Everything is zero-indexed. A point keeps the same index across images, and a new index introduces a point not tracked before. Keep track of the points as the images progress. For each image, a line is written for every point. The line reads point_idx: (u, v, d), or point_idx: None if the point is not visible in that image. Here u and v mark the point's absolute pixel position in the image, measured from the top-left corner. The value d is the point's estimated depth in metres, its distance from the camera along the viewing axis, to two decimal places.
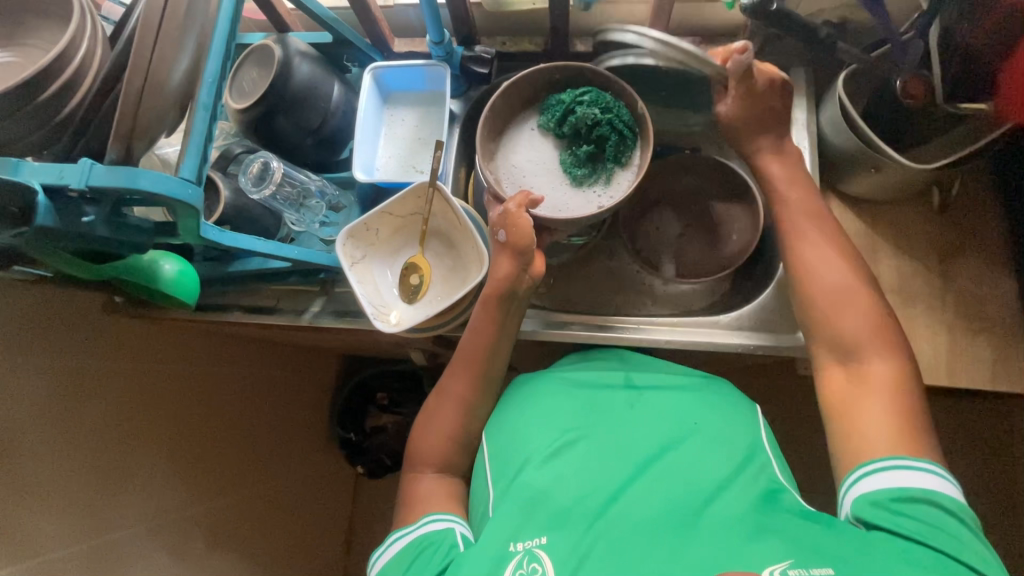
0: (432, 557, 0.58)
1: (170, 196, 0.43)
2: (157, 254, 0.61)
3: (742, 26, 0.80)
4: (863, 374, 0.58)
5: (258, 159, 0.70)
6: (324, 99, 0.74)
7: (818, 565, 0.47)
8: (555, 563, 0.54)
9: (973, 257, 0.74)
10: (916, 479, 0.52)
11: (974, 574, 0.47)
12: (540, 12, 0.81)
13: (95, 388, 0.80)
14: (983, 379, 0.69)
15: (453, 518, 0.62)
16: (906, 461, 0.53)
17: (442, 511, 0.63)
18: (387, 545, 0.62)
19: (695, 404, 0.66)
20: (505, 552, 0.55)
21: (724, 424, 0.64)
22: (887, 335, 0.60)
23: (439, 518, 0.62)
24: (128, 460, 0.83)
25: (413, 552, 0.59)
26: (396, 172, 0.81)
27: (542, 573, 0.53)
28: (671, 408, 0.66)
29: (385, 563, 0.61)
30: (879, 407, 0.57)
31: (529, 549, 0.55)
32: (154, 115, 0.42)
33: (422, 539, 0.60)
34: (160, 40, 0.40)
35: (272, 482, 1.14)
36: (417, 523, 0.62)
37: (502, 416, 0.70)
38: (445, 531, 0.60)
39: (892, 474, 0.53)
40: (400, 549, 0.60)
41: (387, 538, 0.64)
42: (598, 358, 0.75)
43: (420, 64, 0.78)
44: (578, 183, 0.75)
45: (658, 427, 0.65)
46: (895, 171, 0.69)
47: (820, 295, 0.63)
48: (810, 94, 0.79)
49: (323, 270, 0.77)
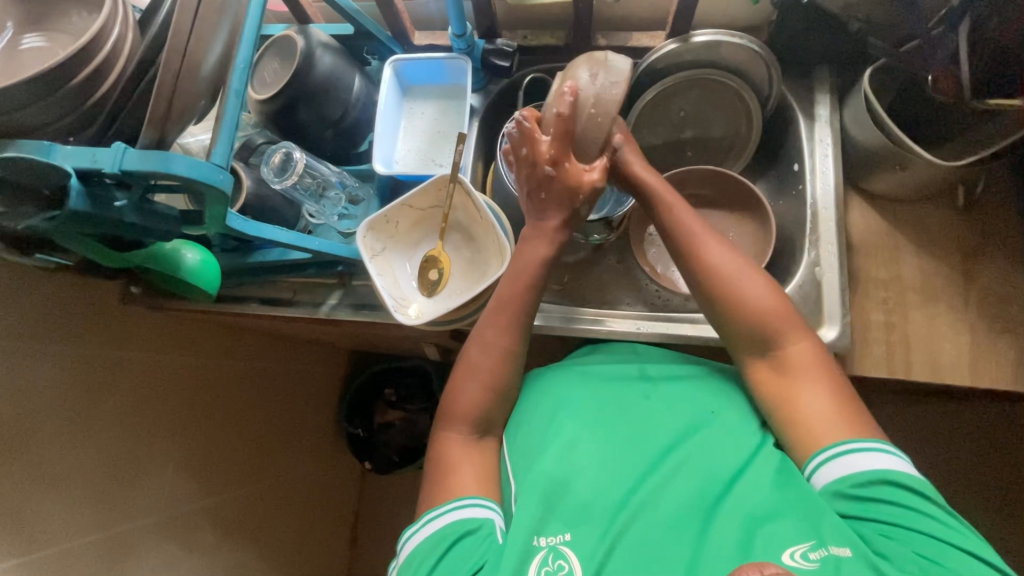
0: (471, 547, 0.54)
1: (202, 182, 0.43)
2: (180, 243, 0.62)
3: (767, 20, 0.79)
4: (796, 369, 0.59)
5: (280, 150, 0.70)
6: (346, 91, 0.74)
7: (837, 544, 0.48)
8: (580, 561, 0.53)
9: (998, 257, 0.73)
10: (874, 461, 0.53)
11: (958, 550, 0.47)
12: (563, 6, 0.81)
13: (109, 380, 0.80)
14: (1006, 381, 0.69)
15: (492, 506, 0.58)
16: (854, 444, 0.54)
17: (482, 496, 0.59)
18: (424, 523, 0.58)
19: (713, 395, 0.66)
20: (529, 548, 0.53)
21: (742, 416, 0.63)
22: (793, 317, 0.62)
23: (480, 505, 0.58)
24: (142, 451, 0.83)
25: (451, 537, 0.55)
26: (415, 164, 0.81)
27: (568, 570, 0.52)
28: (688, 398, 0.66)
29: (419, 541, 0.57)
30: (821, 391, 0.57)
31: (553, 546, 0.54)
32: (188, 98, 0.41)
33: (463, 522, 0.56)
34: (198, 24, 0.40)
35: (282, 475, 1.13)
36: (455, 505, 0.58)
37: (519, 410, 0.68)
38: (486, 522, 0.56)
39: (849, 460, 0.53)
40: (436, 530, 0.56)
41: (422, 514, 0.60)
42: (621, 350, 0.74)
43: (441, 57, 0.78)
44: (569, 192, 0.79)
45: (675, 418, 0.64)
46: (921, 168, 0.68)
47: (729, 294, 0.63)
48: (834, 90, 0.78)
49: (341, 261, 0.77)
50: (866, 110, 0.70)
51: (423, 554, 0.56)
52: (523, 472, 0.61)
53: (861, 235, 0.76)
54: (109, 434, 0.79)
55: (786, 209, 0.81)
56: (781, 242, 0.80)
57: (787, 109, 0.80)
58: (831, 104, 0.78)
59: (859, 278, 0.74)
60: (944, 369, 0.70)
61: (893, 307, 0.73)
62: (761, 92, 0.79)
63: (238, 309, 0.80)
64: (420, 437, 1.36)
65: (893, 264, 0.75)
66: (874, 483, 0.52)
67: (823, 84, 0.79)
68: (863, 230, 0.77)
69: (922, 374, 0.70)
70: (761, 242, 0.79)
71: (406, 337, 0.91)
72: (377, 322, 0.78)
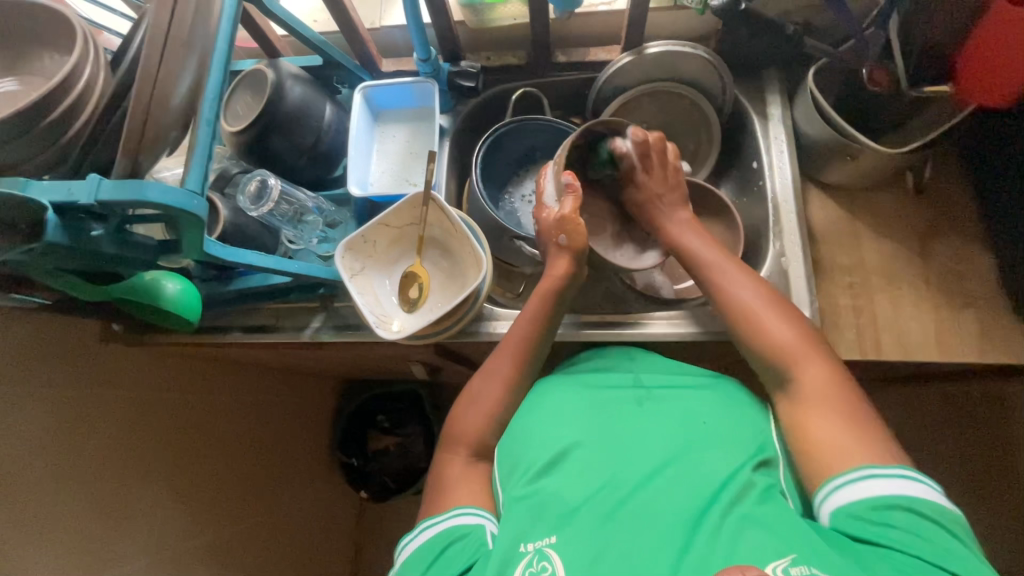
0: (462, 549, 0.55)
1: (178, 208, 0.44)
2: (159, 274, 0.61)
3: (713, 30, 0.84)
4: (862, 427, 0.54)
5: (256, 178, 0.71)
6: (317, 119, 0.76)
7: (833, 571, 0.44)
8: (565, 563, 0.50)
9: (952, 235, 0.77)
10: (887, 488, 0.49)
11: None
12: (522, 27, 0.85)
13: (89, 424, 0.79)
14: (972, 353, 0.71)
15: (484, 513, 0.59)
16: (875, 470, 0.50)
17: (475, 504, 0.60)
18: (420, 529, 0.59)
19: (705, 405, 0.64)
20: (515, 554, 0.52)
21: (740, 423, 0.62)
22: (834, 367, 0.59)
23: (470, 513, 0.58)
24: (121, 492, 0.81)
25: (446, 540, 0.56)
26: (389, 185, 0.83)
27: (552, 572, 0.50)
28: (680, 407, 0.64)
29: (419, 544, 0.58)
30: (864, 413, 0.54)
31: (539, 549, 0.52)
32: (160, 129, 0.43)
33: (454, 530, 0.57)
34: (166, 55, 0.42)
35: (270, 513, 1.09)
36: (448, 513, 0.59)
37: (517, 417, 0.68)
38: (477, 528, 0.57)
39: (866, 486, 0.50)
40: (431, 536, 0.57)
41: (418, 522, 0.61)
42: (610, 355, 0.75)
43: (408, 82, 0.81)
44: None
45: (669, 422, 0.63)
46: (869, 157, 0.72)
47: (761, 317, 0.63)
48: (783, 91, 0.82)
49: (323, 285, 0.78)
50: (813, 107, 0.74)
51: (416, 560, 0.57)
52: (516, 482, 0.60)
53: (822, 225, 0.80)
54: (91, 474, 0.77)
55: (748, 205, 0.84)
56: (748, 239, 0.83)
57: (742, 111, 0.84)
58: (781, 103, 0.82)
59: (824, 266, 0.77)
60: (914, 347, 0.72)
61: (859, 291, 0.75)
62: (717, 101, 0.84)
63: (220, 339, 0.81)
64: (416, 460, 1.35)
65: (854, 251, 0.78)
66: (889, 525, 0.48)
67: (772, 86, 0.83)
68: (824, 220, 0.80)
69: (892, 353, 0.72)
70: (729, 244, 0.83)
71: (391, 356, 0.91)
72: (361, 341, 0.78)
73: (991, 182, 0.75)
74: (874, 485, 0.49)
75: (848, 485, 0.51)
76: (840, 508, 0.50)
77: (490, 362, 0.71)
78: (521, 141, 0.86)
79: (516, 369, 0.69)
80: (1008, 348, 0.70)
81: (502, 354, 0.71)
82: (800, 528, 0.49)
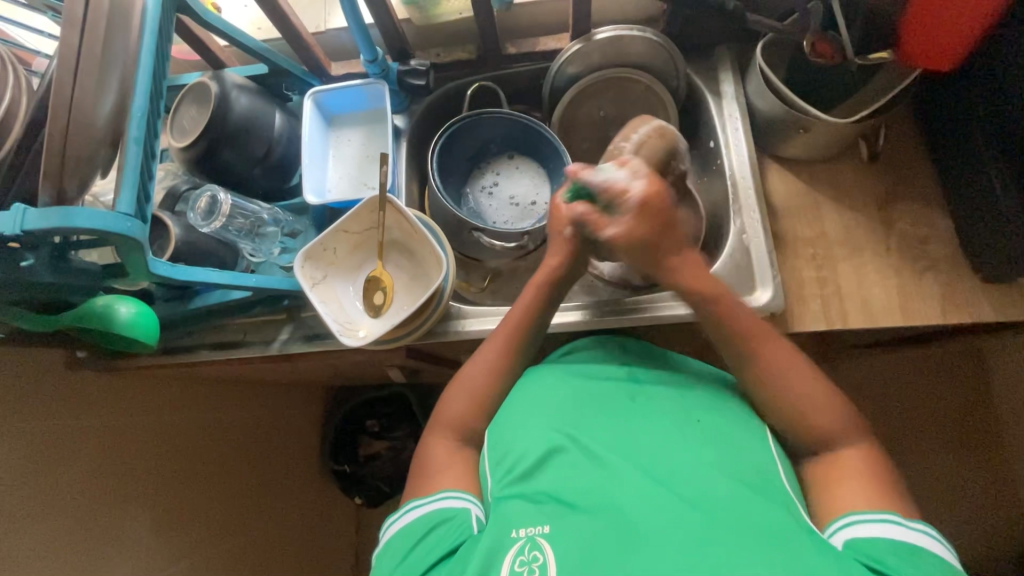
0: (445, 534, 0.56)
1: (109, 231, 0.43)
2: (112, 299, 0.59)
3: (659, 11, 0.84)
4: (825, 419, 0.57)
5: (205, 194, 0.70)
6: (267, 128, 0.75)
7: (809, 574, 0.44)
8: (556, 553, 0.50)
9: (909, 200, 0.78)
10: (909, 535, 0.50)
11: None
12: (469, 21, 0.85)
13: (67, 456, 0.78)
14: (935, 316, 0.72)
15: (467, 498, 0.60)
16: (901, 519, 0.52)
17: (458, 489, 0.61)
18: (404, 511, 0.60)
19: (693, 399, 0.64)
20: (506, 541, 0.52)
21: (729, 419, 0.61)
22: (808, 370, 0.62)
23: (451, 498, 0.59)
24: (107, 521, 0.81)
25: (426, 525, 0.58)
26: (347, 190, 0.82)
27: (543, 561, 0.50)
28: (671, 401, 0.64)
29: (399, 529, 0.59)
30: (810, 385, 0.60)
31: (531, 537, 0.52)
32: (83, 152, 0.41)
33: (435, 515, 0.58)
34: (81, 78, 0.41)
35: (266, 530, 1.09)
36: (433, 496, 0.60)
37: (508, 406, 0.67)
38: (461, 511, 0.58)
39: (895, 528, 0.51)
40: (415, 518, 0.59)
41: (404, 503, 0.62)
42: (593, 348, 0.74)
43: (357, 84, 0.80)
44: (516, 199, 0.88)
45: (661, 415, 0.62)
46: (820, 128, 0.72)
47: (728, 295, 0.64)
48: (735, 69, 0.83)
49: (286, 295, 0.78)
50: (763, 83, 0.74)
51: (400, 540, 0.58)
52: (505, 473, 0.60)
53: (783, 199, 0.80)
54: (74, 503, 0.77)
55: (709, 185, 0.85)
56: (712, 217, 0.83)
57: (696, 91, 0.85)
58: (733, 80, 0.82)
59: (787, 240, 0.78)
60: (878, 313, 0.73)
61: (822, 263, 0.76)
62: (670, 83, 0.84)
63: (188, 358, 0.80)
64: (406, 462, 1.36)
65: (815, 222, 0.78)
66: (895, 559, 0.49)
67: (724, 65, 0.83)
68: (784, 194, 0.80)
69: (857, 321, 0.73)
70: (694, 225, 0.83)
71: (365, 362, 0.91)
72: (330, 350, 0.78)
73: (942, 143, 0.75)
74: (903, 533, 0.51)
75: (872, 521, 0.52)
76: (860, 534, 0.51)
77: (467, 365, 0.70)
78: (479, 134, 0.85)
79: (485, 366, 0.69)
80: (968, 307, 0.71)
81: (487, 347, 0.69)
82: (776, 522, 0.49)
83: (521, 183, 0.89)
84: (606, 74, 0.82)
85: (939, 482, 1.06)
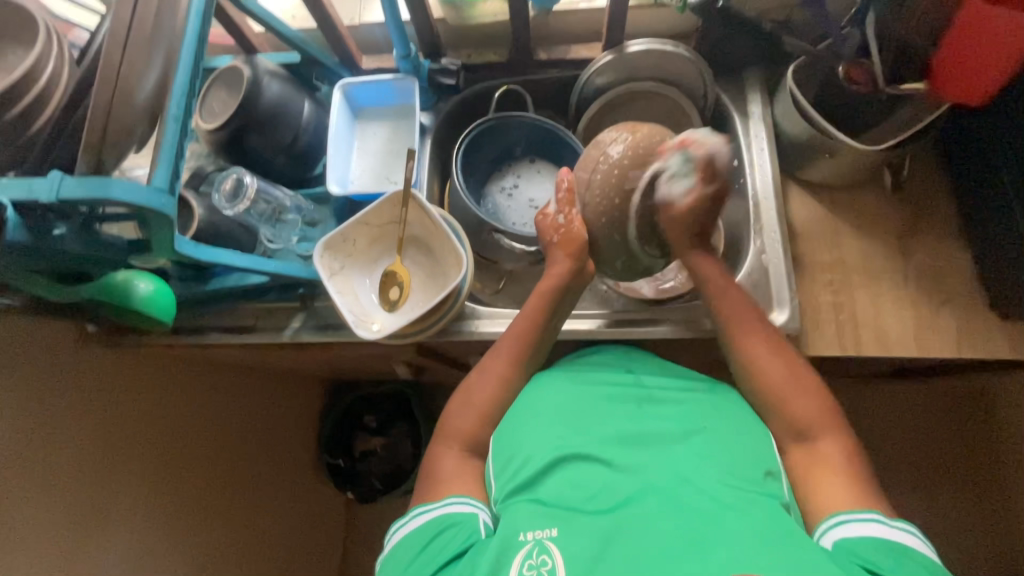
0: (454, 536, 0.55)
1: (144, 205, 0.43)
2: (131, 273, 0.59)
3: (693, 28, 0.85)
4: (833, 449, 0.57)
5: (230, 176, 0.71)
6: (296, 116, 0.75)
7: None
8: (564, 557, 0.50)
9: (929, 231, 0.78)
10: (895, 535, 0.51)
11: None
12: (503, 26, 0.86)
13: (65, 429, 0.77)
14: (950, 350, 0.72)
15: (475, 503, 0.59)
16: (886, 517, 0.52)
17: (466, 494, 0.61)
18: (410, 516, 0.60)
19: (701, 411, 0.63)
20: (514, 543, 0.52)
21: (737, 431, 0.61)
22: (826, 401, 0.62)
23: (458, 502, 0.59)
24: (100, 496, 0.80)
25: (435, 529, 0.57)
26: (370, 183, 0.83)
27: (552, 565, 0.50)
28: (678, 412, 0.64)
29: (405, 535, 0.58)
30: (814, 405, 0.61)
31: (539, 539, 0.52)
32: (123, 125, 0.42)
33: (443, 520, 0.57)
34: (128, 52, 0.41)
35: (255, 518, 1.08)
36: (442, 501, 0.59)
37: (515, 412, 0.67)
38: (470, 516, 0.58)
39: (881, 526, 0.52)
40: (422, 523, 0.58)
41: (410, 508, 0.61)
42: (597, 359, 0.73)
43: (388, 79, 0.81)
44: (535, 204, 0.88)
45: (669, 426, 0.62)
46: (846, 153, 0.72)
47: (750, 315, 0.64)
48: (763, 90, 0.83)
49: (301, 283, 0.78)
50: (792, 104, 0.75)
51: (407, 546, 0.57)
52: (512, 478, 0.60)
53: (803, 222, 0.80)
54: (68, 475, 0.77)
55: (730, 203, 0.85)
56: (730, 235, 0.83)
57: (723, 110, 0.85)
58: (761, 101, 0.82)
59: (805, 263, 0.78)
60: (893, 342, 0.73)
61: (839, 288, 0.76)
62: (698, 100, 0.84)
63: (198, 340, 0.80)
64: (403, 461, 1.34)
65: (834, 247, 0.78)
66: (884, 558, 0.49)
67: (753, 85, 0.84)
68: (805, 217, 0.80)
69: (872, 349, 0.73)
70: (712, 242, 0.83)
71: (374, 356, 0.90)
72: (341, 341, 0.78)
73: (966, 178, 0.76)
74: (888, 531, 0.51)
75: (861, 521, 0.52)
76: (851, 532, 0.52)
77: (480, 367, 0.70)
78: (503, 136, 0.86)
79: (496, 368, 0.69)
80: (983, 343, 0.71)
81: (498, 352, 0.70)
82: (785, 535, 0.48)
83: (541, 190, 0.88)
84: (636, 86, 0.83)
85: (937, 519, 1.05)
